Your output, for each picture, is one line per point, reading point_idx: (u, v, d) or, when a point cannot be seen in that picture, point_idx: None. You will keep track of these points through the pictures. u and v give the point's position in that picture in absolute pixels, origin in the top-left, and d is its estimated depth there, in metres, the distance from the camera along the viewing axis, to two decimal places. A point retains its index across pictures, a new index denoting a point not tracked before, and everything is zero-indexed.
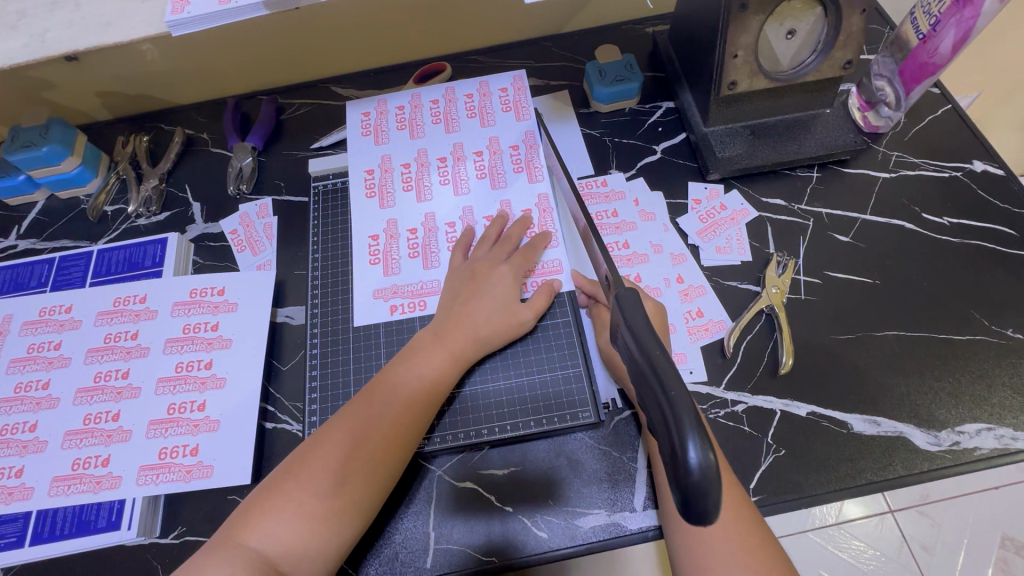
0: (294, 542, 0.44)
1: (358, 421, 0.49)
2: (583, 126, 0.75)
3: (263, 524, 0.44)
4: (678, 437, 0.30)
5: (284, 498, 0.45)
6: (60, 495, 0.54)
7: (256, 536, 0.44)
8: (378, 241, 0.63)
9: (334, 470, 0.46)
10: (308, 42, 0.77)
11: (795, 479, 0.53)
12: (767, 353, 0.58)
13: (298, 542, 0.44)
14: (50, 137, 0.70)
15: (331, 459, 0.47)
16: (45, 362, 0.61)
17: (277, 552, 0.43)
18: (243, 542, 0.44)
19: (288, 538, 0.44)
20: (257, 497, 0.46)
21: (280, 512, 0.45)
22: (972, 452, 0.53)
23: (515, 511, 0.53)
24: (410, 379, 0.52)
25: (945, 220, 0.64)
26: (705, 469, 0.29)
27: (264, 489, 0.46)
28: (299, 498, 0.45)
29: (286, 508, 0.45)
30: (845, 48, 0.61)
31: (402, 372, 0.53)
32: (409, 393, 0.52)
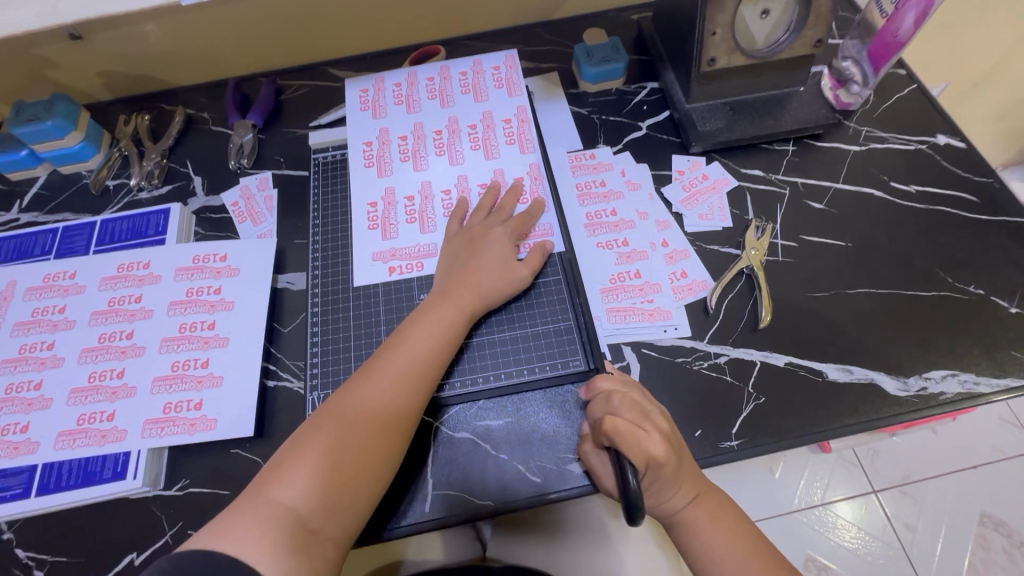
0: (325, 496, 0.45)
1: (373, 383, 0.51)
2: (572, 105, 0.78)
3: (289, 486, 0.45)
4: None
5: (306, 463, 0.46)
6: (66, 449, 0.55)
7: (287, 491, 0.45)
8: (376, 208, 0.66)
9: (355, 434, 0.48)
10: (307, 24, 0.80)
11: (774, 424, 0.56)
12: (747, 310, 0.62)
13: (330, 495, 0.46)
14: (54, 112, 0.72)
15: (358, 414, 0.49)
16: (49, 325, 0.62)
17: (307, 509, 0.45)
18: (273, 497, 0.44)
19: (320, 492, 0.45)
20: (278, 461, 0.47)
21: (305, 473, 0.46)
22: (939, 396, 0.56)
23: (510, 458, 0.56)
24: (426, 336, 0.55)
25: (911, 188, 0.69)
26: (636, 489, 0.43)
27: (293, 446, 0.47)
28: (330, 453, 0.47)
29: (311, 471, 0.46)
30: (816, 27, 0.65)
31: (417, 331, 0.55)
32: (408, 343, 0.54)
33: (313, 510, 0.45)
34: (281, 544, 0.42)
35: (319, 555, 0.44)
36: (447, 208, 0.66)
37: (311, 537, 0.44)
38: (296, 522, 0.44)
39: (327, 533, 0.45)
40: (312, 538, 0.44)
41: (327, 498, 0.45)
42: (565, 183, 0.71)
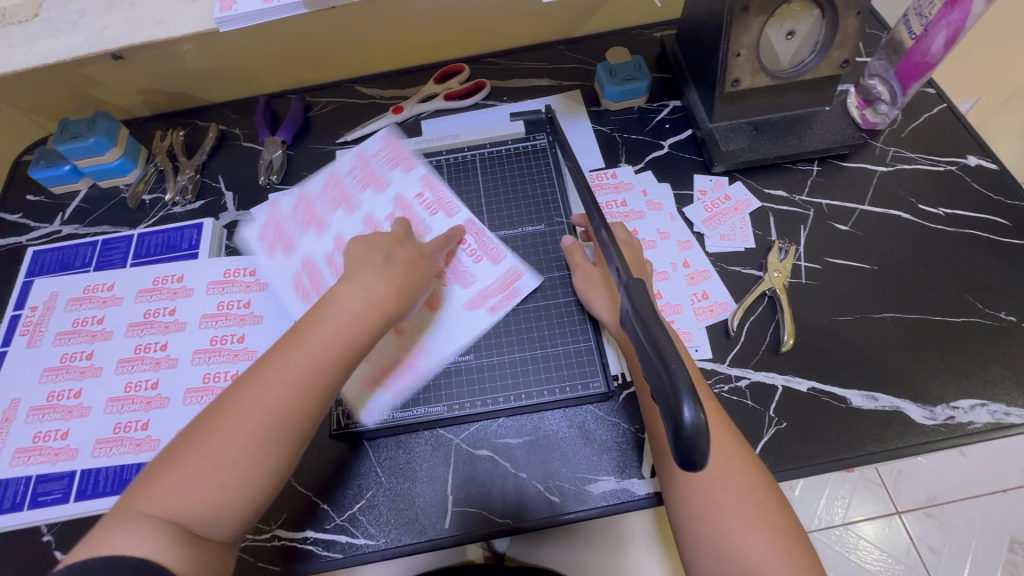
0: (195, 506, 0.42)
1: (257, 391, 0.46)
2: (594, 123, 0.79)
3: (170, 490, 0.42)
4: (673, 396, 0.30)
5: (188, 467, 0.43)
6: (103, 456, 0.58)
7: (156, 502, 0.42)
8: (301, 276, 0.67)
9: (232, 447, 0.44)
10: (335, 43, 0.82)
11: (796, 449, 0.56)
12: (769, 333, 0.61)
13: (198, 504, 0.42)
14: (96, 129, 0.75)
15: (238, 426, 0.44)
16: (88, 335, 0.65)
17: (192, 512, 0.42)
18: (143, 508, 0.42)
19: (190, 502, 0.42)
20: (163, 460, 0.44)
21: (186, 484, 0.42)
22: (967, 426, 0.55)
23: (530, 478, 0.56)
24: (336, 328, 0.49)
25: (940, 210, 0.67)
26: (697, 428, 0.29)
27: (169, 453, 0.44)
28: (203, 463, 0.43)
29: (189, 476, 0.43)
30: (842, 47, 0.64)
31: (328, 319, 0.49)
32: (332, 345, 0.48)
33: (188, 518, 0.42)
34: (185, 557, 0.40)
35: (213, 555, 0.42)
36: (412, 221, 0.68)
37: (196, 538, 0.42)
38: (187, 523, 0.42)
39: (218, 533, 0.43)
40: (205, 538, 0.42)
41: (212, 507, 0.43)
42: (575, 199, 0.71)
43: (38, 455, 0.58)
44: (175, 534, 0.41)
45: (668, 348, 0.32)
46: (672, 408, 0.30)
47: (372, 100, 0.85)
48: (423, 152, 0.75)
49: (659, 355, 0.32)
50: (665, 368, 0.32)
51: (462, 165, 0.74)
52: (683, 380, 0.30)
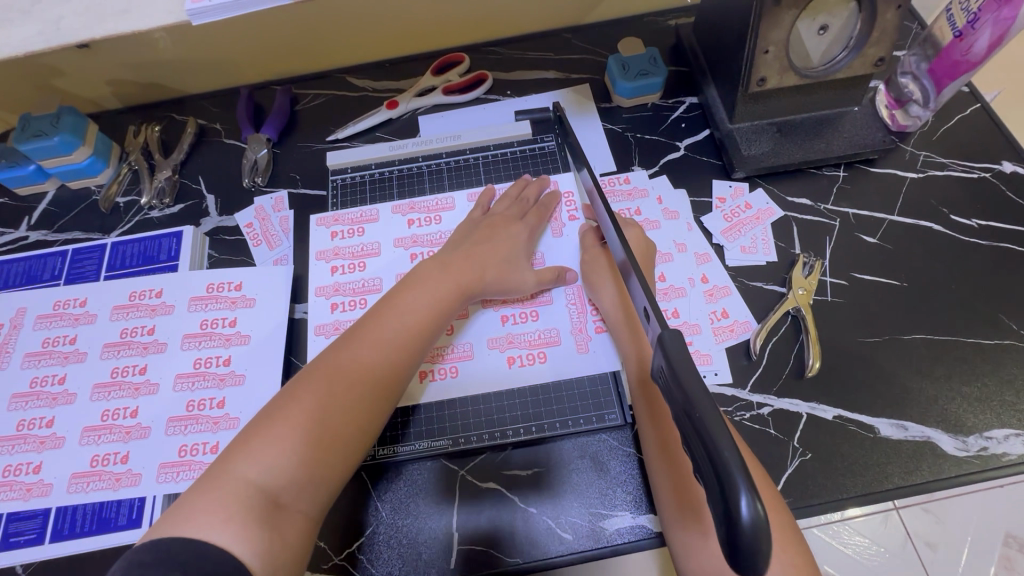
0: (298, 468, 0.42)
1: (353, 355, 0.47)
2: (605, 121, 0.73)
3: (257, 459, 0.41)
4: (728, 490, 0.28)
5: (273, 436, 0.42)
6: (80, 492, 0.53)
7: (256, 468, 0.41)
8: (333, 290, 0.62)
9: (338, 408, 0.44)
10: (322, 31, 0.75)
11: (821, 483, 0.53)
12: (793, 356, 0.58)
13: (302, 468, 0.42)
14: (60, 126, 0.68)
15: (337, 387, 0.45)
16: (60, 356, 0.60)
17: (280, 484, 0.41)
18: (241, 475, 0.40)
19: (292, 464, 0.42)
20: (248, 430, 0.43)
21: (284, 447, 0.42)
22: (1000, 458, 0.53)
23: (540, 513, 0.53)
24: (415, 307, 0.51)
25: (973, 222, 0.63)
26: (756, 526, 0.27)
27: (263, 418, 0.43)
28: (305, 425, 0.43)
29: (279, 444, 0.42)
30: (878, 44, 0.59)
31: (407, 299, 0.52)
32: (417, 317, 0.51)
33: (287, 485, 0.41)
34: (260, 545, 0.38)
35: (291, 534, 0.41)
36: (429, 242, 0.64)
37: (278, 513, 0.40)
38: (267, 498, 0.40)
39: (298, 508, 0.42)
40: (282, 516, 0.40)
41: (300, 476, 0.42)
42: (568, 176, 0.67)
43: (9, 492, 0.54)
44: (250, 514, 0.39)
45: (719, 432, 0.30)
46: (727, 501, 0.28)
47: (365, 94, 0.79)
48: (421, 155, 0.70)
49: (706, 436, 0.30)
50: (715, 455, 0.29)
51: (462, 169, 0.69)
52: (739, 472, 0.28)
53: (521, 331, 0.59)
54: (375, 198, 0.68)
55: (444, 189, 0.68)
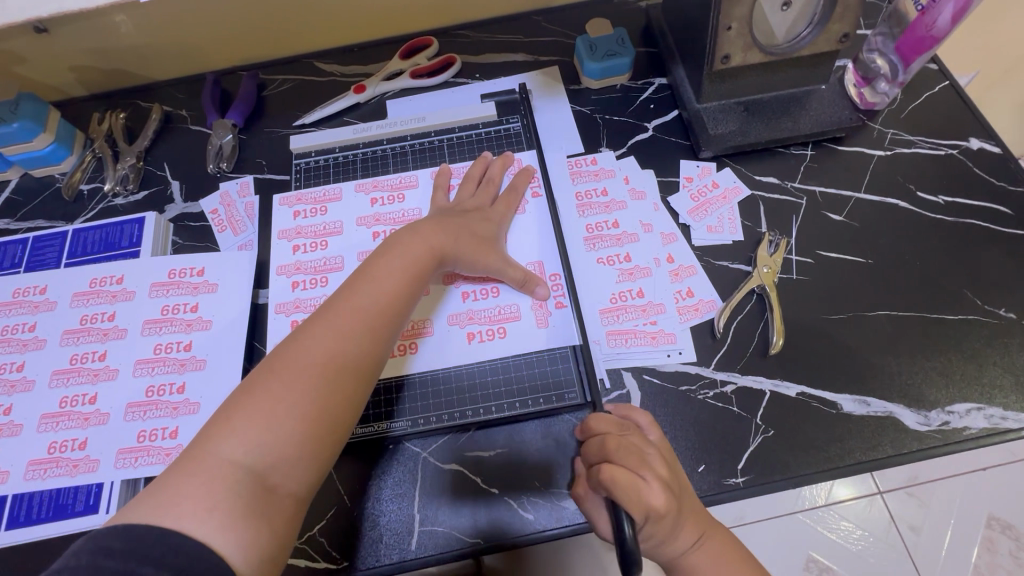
0: (281, 446, 0.41)
1: (327, 324, 0.46)
2: (573, 103, 0.73)
3: (240, 439, 0.41)
4: None
5: (253, 415, 0.41)
6: (37, 479, 0.53)
7: (239, 448, 0.40)
8: (296, 268, 0.61)
9: (317, 379, 0.43)
10: (287, 15, 0.74)
11: (783, 460, 0.53)
12: (758, 334, 0.58)
13: (285, 444, 0.41)
14: (20, 112, 0.67)
15: (311, 358, 0.44)
16: (18, 344, 0.59)
17: (263, 464, 0.41)
18: (225, 456, 0.40)
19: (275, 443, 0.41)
20: (229, 408, 0.42)
21: (264, 426, 0.41)
22: (962, 432, 0.52)
23: (502, 494, 0.53)
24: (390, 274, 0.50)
25: (940, 199, 0.63)
26: None
27: (241, 397, 0.42)
28: (283, 400, 0.42)
29: (261, 421, 0.41)
30: (842, 21, 0.58)
31: (380, 265, 0.50)
32: (391, 285, 0.49)
33: (272, 465, 0.41)
34: (243, 534, 0.38)
35: (278, 517, 0.41)
36: (392, 221, 0.64)
37: (269, 495, 0.40)
38: (253, 479, 0.40)
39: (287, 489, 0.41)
40: (271, 497, 0.40)
41: (288, 452, 0.41)
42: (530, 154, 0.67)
43: None
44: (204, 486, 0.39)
45: None
46: None
47: (332, 78, 0.78)
48: (386, 137, 0.69)
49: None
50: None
51: (427, 152, 0.68)
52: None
53: (481, 307, 0.59)
54: (340, 179, 0.67)
55: (409, 168, 0.67)
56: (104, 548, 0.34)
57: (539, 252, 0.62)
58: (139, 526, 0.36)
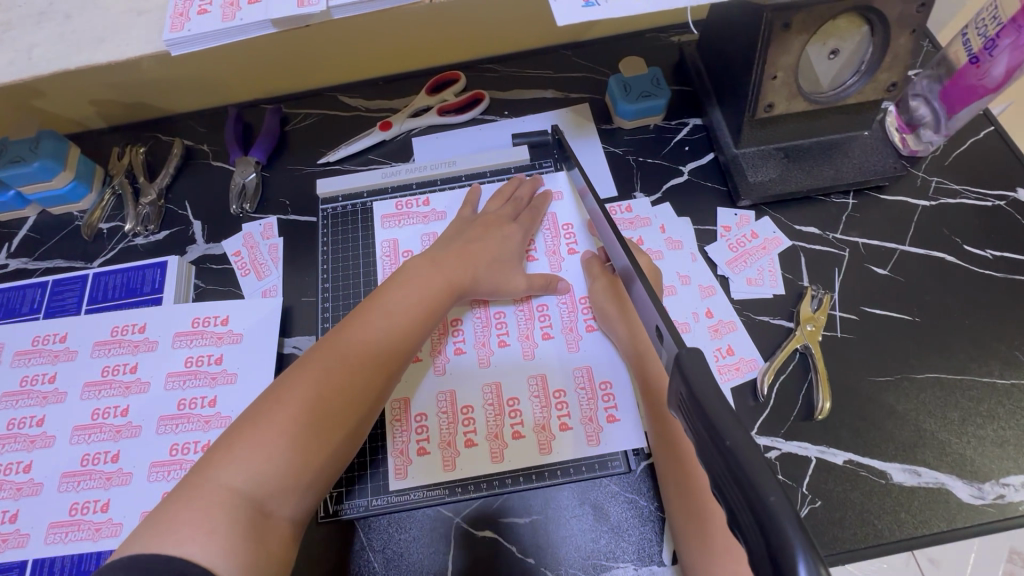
0: (273, 471, 0.41)
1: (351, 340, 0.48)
2: (605, 144, 0.71)
3: (240, 467, 0.40)
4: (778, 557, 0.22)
5: (258, 438, 0.41)
6: (58, 543, 0.51)
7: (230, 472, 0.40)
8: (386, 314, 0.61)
9: (319, 404, 0.44)
10: (312, 51, 0.73)
11: (831, 534, 0.51)
12: (801, 396, 0.56)
13: (272, 472, 0.41)
14: (40, 151, 0.66)
15: (320, 385, 0.44)
16: (38, 397, 0.58)
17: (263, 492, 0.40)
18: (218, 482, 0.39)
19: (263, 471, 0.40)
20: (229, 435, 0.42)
21: (254, 454, 0.40)
22: (1018, 507, 0.50)
23: (537, 564, 0.51)
24: (403, 305, 0.51)
25: (988, 253, 0.61)
26: None
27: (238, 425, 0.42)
28: (279, 427, 0.42)
29: (261, 452, 0.41)
30: (891, 69, 0.57)
31: (394, 296, 0.52)
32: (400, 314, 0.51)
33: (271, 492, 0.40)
34: (246, 557, 0.37)
35: (275, 542, 0.40)
36: None
37: (266, 521, 0.39)
38: (252, 505, 0.39)
39: (284, 514, 0.41)
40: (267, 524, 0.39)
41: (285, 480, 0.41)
42: (566, 205, 0.66)
43: None
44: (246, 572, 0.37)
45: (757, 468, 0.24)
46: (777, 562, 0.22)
47: (357, 113, 0.76)
48: (414, 181, 0.68)
49: (745, 478, 0.24)
50: (757, 504, 0.24)
51: (457, 195, 0.67)
52: (792, 527, 0.23)
53: (536, 332, 0.59)
54: (366, 227, 0.66)
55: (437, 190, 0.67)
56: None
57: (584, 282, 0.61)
58: (144, 557, 0.35)
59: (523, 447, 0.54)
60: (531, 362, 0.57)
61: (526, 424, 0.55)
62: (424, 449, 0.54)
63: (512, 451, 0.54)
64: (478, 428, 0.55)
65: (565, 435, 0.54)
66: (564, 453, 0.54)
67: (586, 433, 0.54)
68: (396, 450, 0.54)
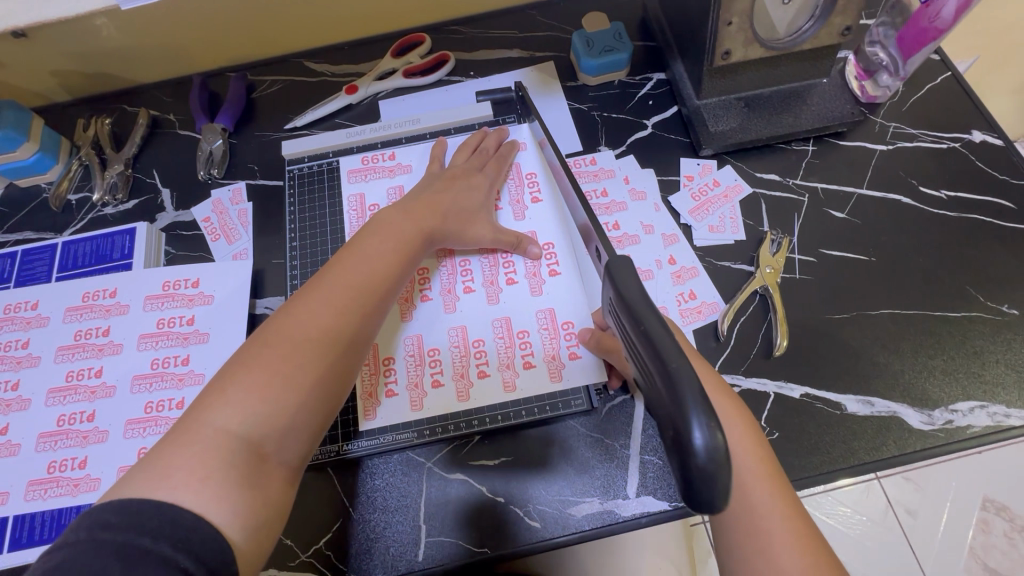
0: (269, 413, 0.41)
1: (331, 285, 0.48)
2: (571, 100, 0.71)
3: (234, 409, 0.40)
4: (680, 418, 0.30)
5: (251, 380, 0.42)
6: (37, 500, 0.52)
7: (226, 416, 0.40)
8: None
9: (306, 346, 0.44)
10: (274, 16, 0.72)
11: (788, 462, 0.52)
12: (761, 335, 0.57)
13: (267, 412, 0.41)
14: (2, 121, 0.65)
15: (305, 327, 0.45)
16: (13, 362, 0.58)
17: (258, 434, 0.40)
18: (215, 425, 0.40)
19: (259, 413, 0.41)
20: (221, 381, 0.42)
21: (246, 397, 0.41)
22: (965, 430, 0.53)
23: (507, 502, 0.52)
24: (381, 251, 0.52)
25: (942, 193, 0.63)
26: (710, 448, 0.29)
27: (228, 372, 0.43)
28: (266, 370, 0.42)
29: (254, 393, 0.41)
30: (844, 13, 0.57)
31: (370, 244, 0.52)
32: (379, 259, 0.51)
33: (267, 434, 0.41)
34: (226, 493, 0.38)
35: (272, 485, 0.41)
36: None
37: (262, 463, 0.40)
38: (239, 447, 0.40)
39: (270, 455, 0.42)
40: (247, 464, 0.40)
41: (282, 420, 0.42)
42: (530, 155, 0.67)
43: None
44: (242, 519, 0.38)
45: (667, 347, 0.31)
46: (681, 427, 0.30)
47: (323, 78, 0.76)
48: (379, 140, 0.68)
49: (657, 358, 0.32)
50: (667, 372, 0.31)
51: (424, 152, 0.68)
52: (690, 393, 0.30)
53: (501, 276, 0.60)
54: (333, 187, 0.66)
55: (401, 145, 0.68)
56: (101, 523, 0.34)
57: (547, 228, 0.63)
58: (132, 502, 0.35)
59: (489, 385, 0.56)
60: (496, 306, 0.59)
61: (492, 361, 0.56)
62: (394, 392, 0.56)
63: (478, 389, 0.55)
64: (446, 369, 0.56)
65: (529, 372, 0.56)
66: (527, 389, 0.55)
67: (549, 369, 0.56)
68: (365, 392, 0.56)
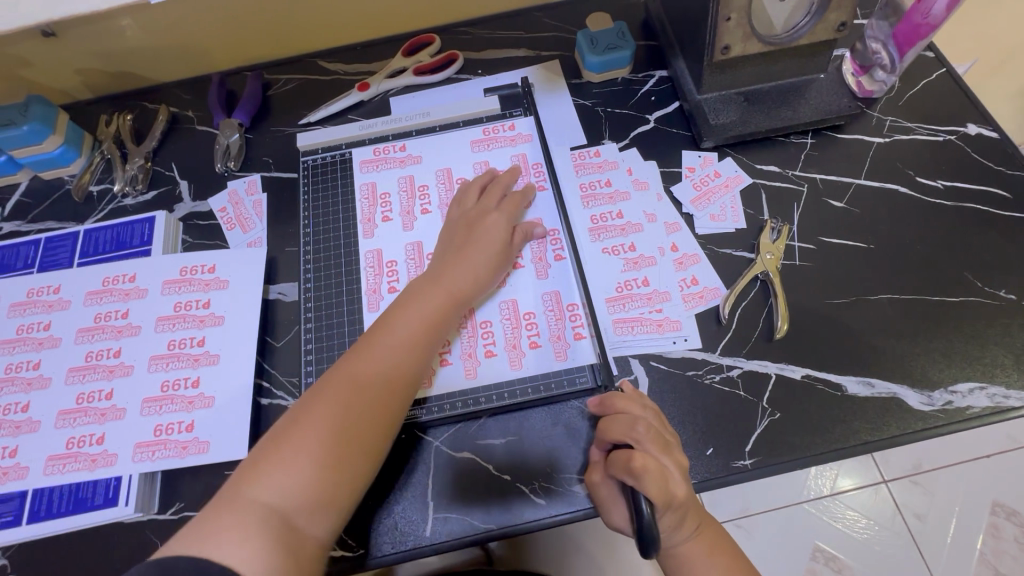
0: (302, 495, 0.42)
1: (360, 367, 0.49)
2: (575, 96, 0.74)
3: (269, 485, 0.42)
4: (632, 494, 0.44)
5: (282, 460, 0.43)
6: (56, 474, 0.54)
7: (263, 492, 0.42)
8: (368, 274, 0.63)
9: (335, 427, 0.45)
10: (291, 18, 0.75)
11: (790, 441, 0.53)
12: (762, 319, 0.58)
13: (300, 496, 0.42)
14: (30, 115, 0.68)
15: (333, 414, 0.46)
16: (35, 343, 0.60)
17: (289, 505, 0.42)
18: (253, 499, 0.42)
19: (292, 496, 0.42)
20: (257, 456, 0.44)
21: (279, 480, 0.42)
22: (965, 411, 0.53)
23: (513, 479, 0.53)
24: (408, 322, 0.52)
25: (939, 183, 0.64)
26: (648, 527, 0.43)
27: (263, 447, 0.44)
28: (298, 458, 0.43)
29: (286, 472, 0.43)
30: (838, 10, 0.59)
31: (398, 319, 0.52)
32: (406, 335, 0.51)
33: (298, 508, 0.42)
34: None
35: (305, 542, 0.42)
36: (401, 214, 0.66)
37: (295, 533, 0.41)
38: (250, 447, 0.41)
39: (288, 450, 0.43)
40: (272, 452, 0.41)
41: (313, 496, 0.43)
42: (535, 146, 0.69)
43: None
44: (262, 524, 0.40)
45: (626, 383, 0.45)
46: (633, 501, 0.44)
47: (336, 77, 0.79)
48: (390, 133, 0.71)
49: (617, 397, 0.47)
50: None
51: (433, 143, 0.70)
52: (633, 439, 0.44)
53: None
54: (345, 176, 0.69)
55: (411, 137, 0.71)
56: None
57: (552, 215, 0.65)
58: None
59: (495, 364, 0.57)
60: (503, 288, 0.60)
61: (499, 341, 0.58)
62: None
63: (484, 368, 0.57)
64: (454, 349, 0.58)
65: (534, 352, 0.57)
66: (532, 368, 0.56)
67: (555, 349, 0.57)
68: None
